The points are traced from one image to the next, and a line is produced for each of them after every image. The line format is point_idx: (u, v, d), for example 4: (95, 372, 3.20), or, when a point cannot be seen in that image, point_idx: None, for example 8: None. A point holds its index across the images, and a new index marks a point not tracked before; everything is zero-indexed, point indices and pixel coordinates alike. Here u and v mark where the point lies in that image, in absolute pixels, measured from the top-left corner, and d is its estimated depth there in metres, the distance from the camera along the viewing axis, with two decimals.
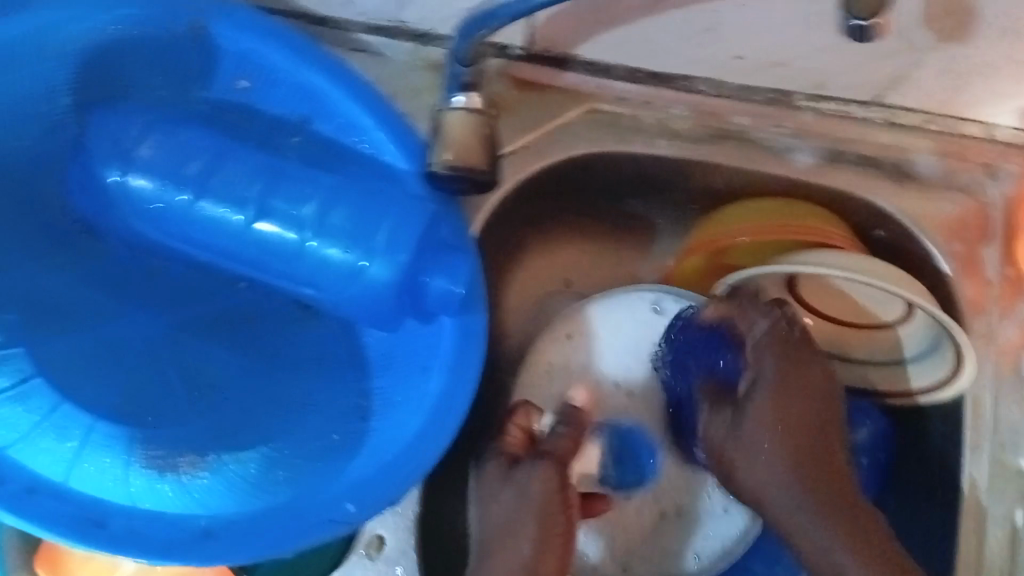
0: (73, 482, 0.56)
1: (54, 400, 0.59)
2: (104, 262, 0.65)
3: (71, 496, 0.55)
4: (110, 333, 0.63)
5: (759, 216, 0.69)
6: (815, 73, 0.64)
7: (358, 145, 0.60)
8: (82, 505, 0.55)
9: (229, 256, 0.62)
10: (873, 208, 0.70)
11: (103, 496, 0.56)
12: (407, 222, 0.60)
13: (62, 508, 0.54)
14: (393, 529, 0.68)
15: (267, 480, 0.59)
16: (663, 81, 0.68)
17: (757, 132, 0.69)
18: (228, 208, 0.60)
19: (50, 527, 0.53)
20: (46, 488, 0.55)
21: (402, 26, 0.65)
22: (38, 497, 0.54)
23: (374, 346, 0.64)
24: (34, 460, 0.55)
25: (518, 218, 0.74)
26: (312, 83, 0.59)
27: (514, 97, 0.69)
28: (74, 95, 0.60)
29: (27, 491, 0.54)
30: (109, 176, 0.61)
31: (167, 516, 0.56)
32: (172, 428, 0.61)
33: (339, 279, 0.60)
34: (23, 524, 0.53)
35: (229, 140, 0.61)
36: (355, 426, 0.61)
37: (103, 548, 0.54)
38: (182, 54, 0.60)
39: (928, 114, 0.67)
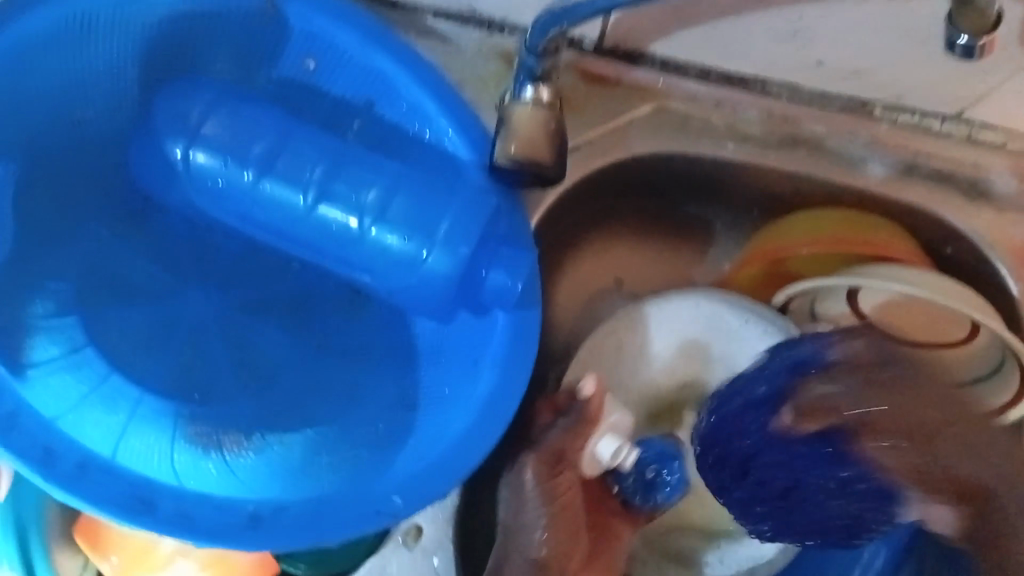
0: (120, 457, 0.54)
1: (104, 371, 0.57)
2: (159, 237, 0.63)
3: (120, 473, 0.53)
4: (165, 308, 0.62)
5: (823, 228, 0.68)
6: (896, 83, 0.62)
7: (421, 132, 0.60)
8: (135, 485, 0.53)
9: (288, 239, 0.60)
10: (943, 224, 0.67)
11: (150, 476, 0.54)
12: (468, 213, 0.58)
13: (113, 489, 0.52)
14: (433, 520, 0.66)
15: (312, 465, 0.58)
16: (736, 82, 0.66)
17: (832, 139, 0.67)
18: (290, 190, 0.58)
19: (98, 505, 0.51)
20: (97, 464, 0.52)
21: (472, 11, 0.64)
22: (89, 474, 0.52)
23: (424, 337, 0.62)
24: (81, 433, 0.53)
25: (576, 215, 0.72)
26: (380, 68, 0.58)
27: (582, 91, 0.68)
28: (140, 68, 0.58)
29: (79, 467, 0.52)
30: (175, 151, 0.59)
31: (213, 497, 0.54)
32: (220, 406, 0.60)
33: (395, 267, 0.58)
34: (72, 502, 0.51)
35: (294, 121, 0.59)
36: (401, 417, 0.60)
37: (153, 528, 0.51)
38: (253, 31, 0.59)
39: (1009, 132, 0.64)
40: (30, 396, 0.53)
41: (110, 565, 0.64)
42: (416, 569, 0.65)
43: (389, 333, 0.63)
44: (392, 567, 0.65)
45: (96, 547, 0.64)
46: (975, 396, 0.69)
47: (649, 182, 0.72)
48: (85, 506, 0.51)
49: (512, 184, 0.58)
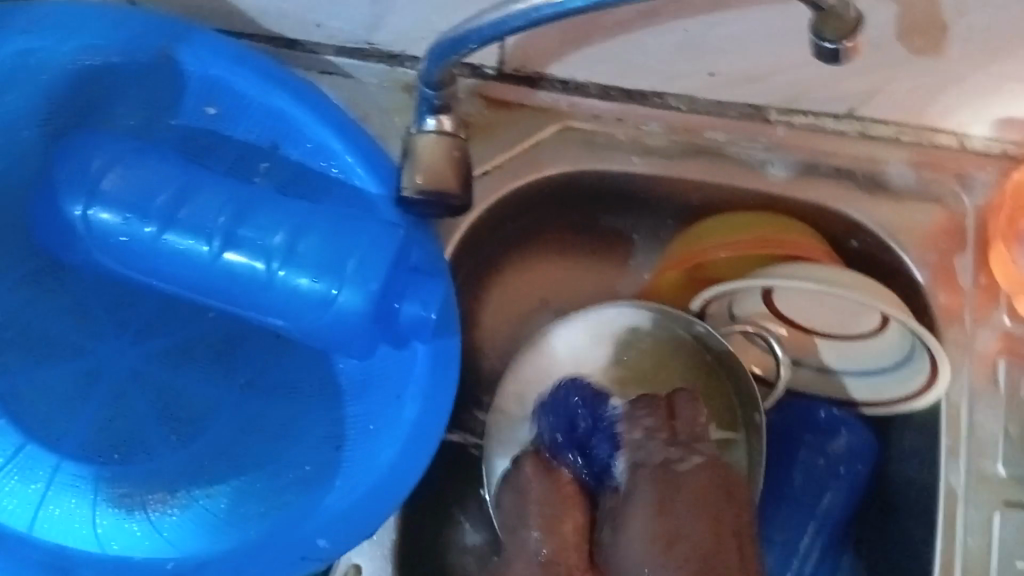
0: (38, 531, 0.56)
1: (19, 440, 0.58)
2: (73, 291, 0.62)
3: (38, 543, 0.55)
4: (82, 364, 0.61)
5: (735, 228, 0.69)
6: (786, 89, 0.64)
7: (328, 169, 0.60)
8: (52, 552, 0.55)
9: (199, 289, 0.59)
10: (847, 219, 0.70)
11: (67, 543, 0.56)
12: (375, 249, 0.57)
13: (30, 555, 0.55)
14: (370, 557, 0.66)
15: (238, 513, 0.58)
16: (635, 98, 0.67)
17: (731, 146, 0.69)
18: (194, 239, 0.57)
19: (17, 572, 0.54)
20: (10, 536, 0.55)
21: (370, 48, 0.64)
22: (2, 546, 0.55)
23: (349, 372, 0.62)
24: (2, 507, 0.56)
25: (493, 239, 0.73)
26: (281, 108, 0.59)
27: (487, 117, 0.69)
28: (44, 126, 0.59)
29: None
30: (74, 211, 0.58)
31: (134, 563, 0.56)
32: (145, 461, 0.60)
33: (308, 309, 0.58)
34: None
35: (198, 169, 0.59)
36: (328, 456, 0.59)
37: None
38: (151, 79, 0.59)
39: (900, 126, 0.66)
40: None
41: None
42: None
43: (315, 373, 0.62)
44: None
45: None
46: (893, 381, 0.71)
47: (564, 200, 0.72)
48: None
49: (423, 215, 0.58)
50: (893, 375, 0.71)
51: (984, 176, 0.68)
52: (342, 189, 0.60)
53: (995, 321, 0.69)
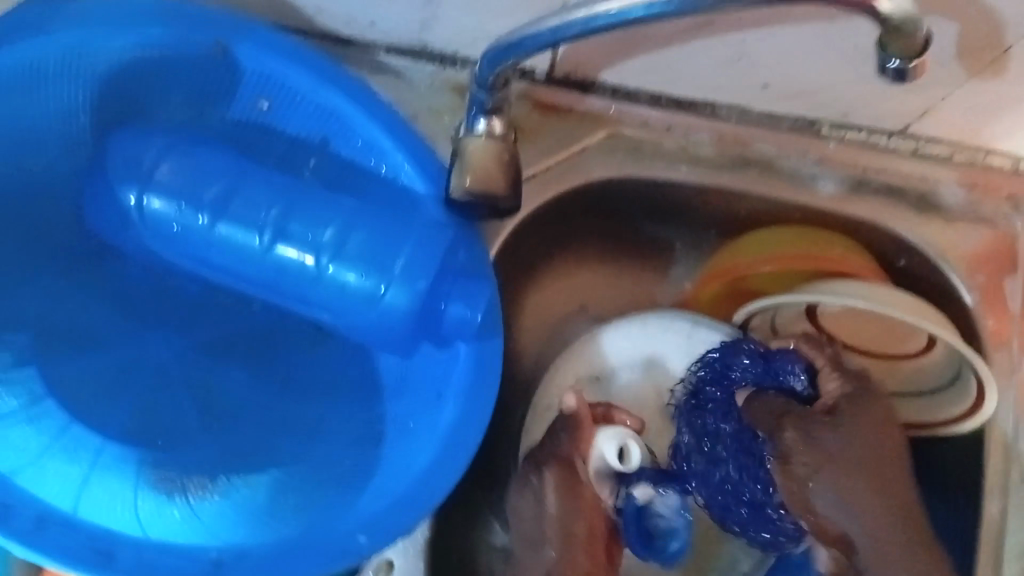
0: (80, 512, 0.54)
1: (64, 421, 0.58)
2: (118, 278, 0.63)
3: (80, 526, 0.53)
4: (125, 353, 0.62)
5: (781, 243, 0.68)
6: (839, 103, 0.63)
7: (376, 168, 0.60)
8: (94, 536, 0.53)
9: (247, 280, 0.60)
10: (895, 237, 0.69)
11: (111, 527, 0.54)
12: (426, 246, 0.58)
13: (73, 541, 0.52)
14: (404, 555, 0.65)
15: (278, 506, 0.58)
16: (685, 107, 0.68)
17: (781, 159, 0.68)
18: (246, 231, 0.58)
19: (59, 559, 0.51)
20: (56, 518, 0.53)
21: (423, 48, 0.65)
22: (46, 531, 0.52)
23: (387, 371, 0.62)
24: (43, 487, 0.54)
25: (535, 244, 0.72)
26: (335, 104, 0.59)
27: (535, 121, 0.69)
28: (92, 115, 0.59)
29: (37, 523, 0.52)
30: (127, 198, 0.59)
31: (177, 547, 0.55)
32: (185, 450, 0.60)
33: (355, 305, 0.59)
34: (35, 556, 0.51)
35: (250, 164, 0.59)
36: (366, 453, 0.60)
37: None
38: (208, 71, 0.60)
39: (953, 146, 0.66)
40: None
41: None
42: None
43: (354, 368, 0.63)
44: None
45: None
46: (943, 404, 0.70)
47: (610, 206, 0.72)
48: (49, 562, 0.51)
49: (469, 216, 0.58)
50: (942, 398, 0.70)
51: None
52: (391, 189, 0.60)
53: None
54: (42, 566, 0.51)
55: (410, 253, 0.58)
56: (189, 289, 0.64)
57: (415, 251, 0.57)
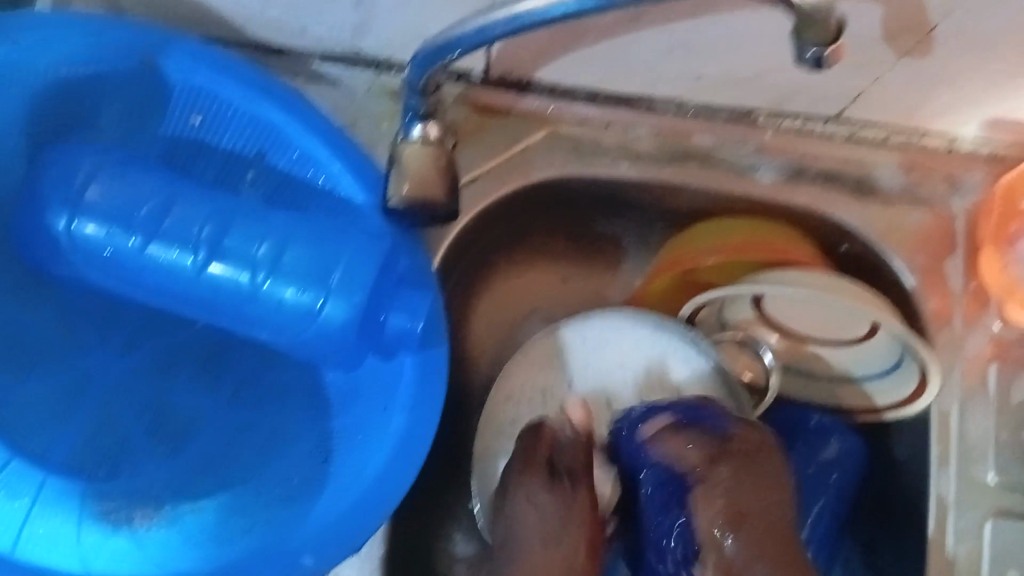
0: (20, 551, 0.54)
1: (3, 456, 0.56)
2: (57, 302, 0.61)
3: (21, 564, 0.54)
4: (68, 377, 0.60)
5: (724, 233, 0.69)
6: (774, 91, 0.63)
7: (314, 178, 0.59)
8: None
9: (182, 301, 0.59)
10: (837, 223, 0.69)
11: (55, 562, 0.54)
12: (363, 261, 0.57)
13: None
14: (360, 571, 0.64)
15: (226, 529, 0.57)
16: (625, 101, 0.67)
17: (720, 150, 0.68)
18: (179, 250, 0.57)
19: None
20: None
21: (357, 55, 0.64)
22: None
23: (335, 383, 0.61)
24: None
25: (483, 246, 0.72)
26: (268, 116, 0.58)
27: (474, 124, 0.68)
28: (22, 137, 0.58)
29: None
30: (58, 223, 0.57)
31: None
32: (131, 475, 0.59)
33: (295, 320, 0.57)
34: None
35: (182, 180, 0.58)
36: (318, 468, 0.59)
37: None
38: (137, 86, 0.58)
39: (890, 128, 0.66)
40: None
41: None
42: None
43: (304, 383, 0.62)
44: None
45: None
46: (892, 385, 0.70)
47: (555, 206, 0.72)
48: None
49: (409, 225, 0.58)
50: (891, 379, 0.70)
51: (974, 178, 0.68)
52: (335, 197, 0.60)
53: (984, 324, 0.69)
54: None
55: (343, 263, 0.57)
56: (132, 311, 0.63)
57: (346, 263, 0.57)
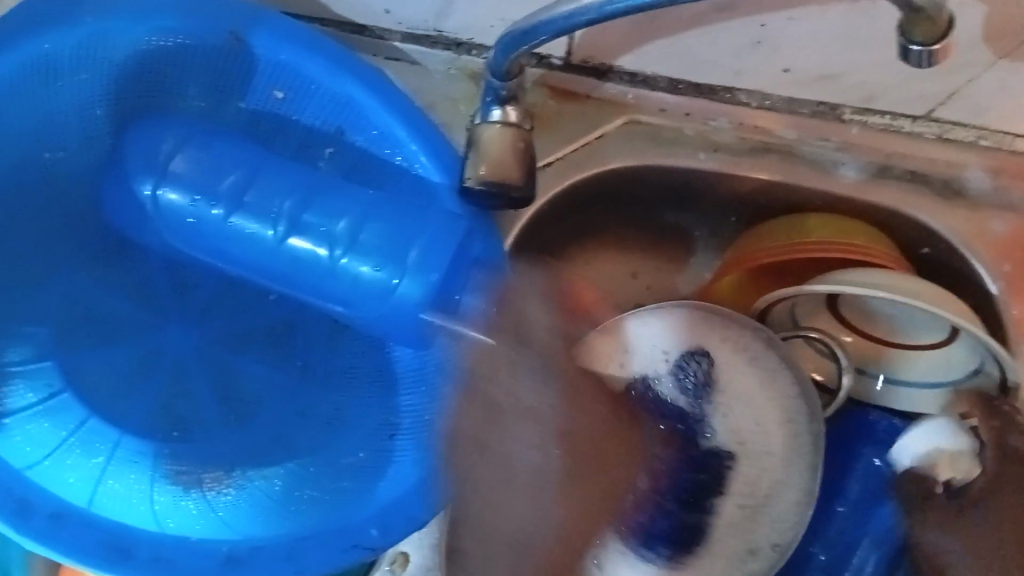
0: (96, 507, 0.54)
1: (82, 414, 0.57)
2: (139, 272, 0.62)
3: (97, 522, 0.54)
4: (146, 348, 0.61)
5: (802, 231, 0.67)
6: (863, 88, 0.62)
7: (392, 158, 0.60)
8: (110, 531, 0.54)
9: (257, 271, 0.60)
10: (917, 224, 0.67)
11: (126, 521, 0.55)
12: (440, 240, 0.58)
13: (91, 537, 0.53)
14: (418, 546, 0.64)
15: (291, 500, 0.58)
16: (705, 92, 0.66)
17: (801, 145, 0.67)
18: (260, 224, 0.58)
19: (73, 555, 0.52)
20: (73, 513, 0.53)
21: (438, 35, 0.63)
22: (66, 525, 0.53)
23: (403, 362, 0.62)
24: (58, 484, 0.54)
25: (555, 232, 0.72)
26: (350, 95, 0.59)
27: (551, 108, 0.69)
28: (108, 109, 0.58)
29: (53, 517, 0.53)
30: (142, 190, 0.58)
31: (191, 543, 0.55)
32: (204, 442, 0.59)
33: (372, 297, 0.58)
34: (55, 554, 0.52)
35: (265, 155, 0.59)
36: (384, 444, 0.61)
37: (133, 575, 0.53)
38: (221, 63, 0.59)
39: (980, 130, 0.64)
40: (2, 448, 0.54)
41: None
42: None
43: (372, 360, 0.62)
44: None
45: None
46: (963, 392, 0.69)
47: (629, 196, 0.71)
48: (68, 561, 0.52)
49: (485, 206, 0.59)
50: (962, 386, 0.69)
51: None
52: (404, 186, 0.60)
53: None
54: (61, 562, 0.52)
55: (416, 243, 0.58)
56: (205, 286, 0.63)
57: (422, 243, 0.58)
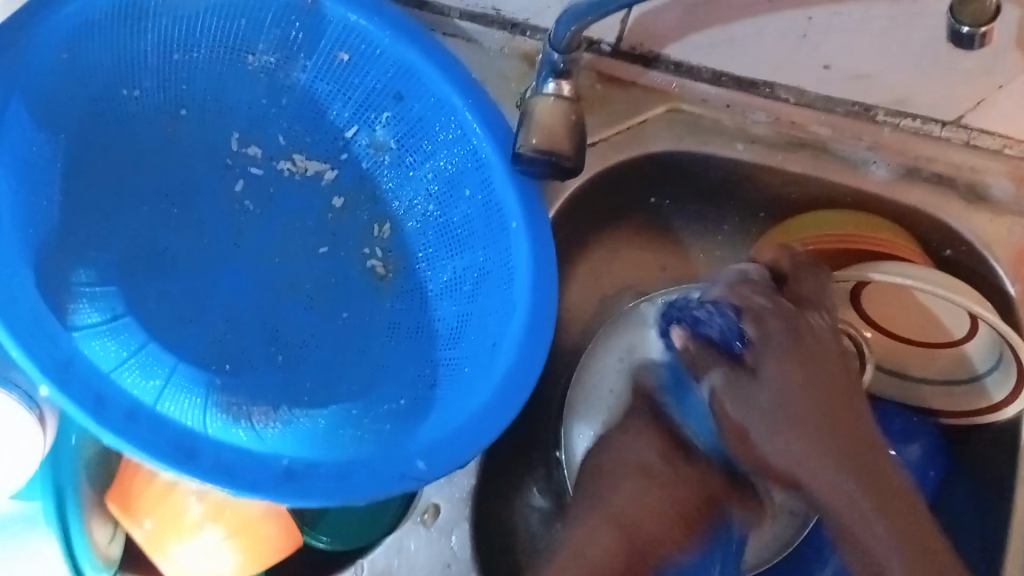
0: (162, 407, 0.54)
1: (143, 339, 0.60)
2: (196, 212, 0.65)
3: (168, 425, 0.52)
4: (200, 284, 0.65)
5: (830, 224, 0.70)
6: (897, 89, 0.64)
7: (448, 122, 0.62)
8: (177, 434, 0.51)
9: (439, 226, 0.65)
10: (944, 227, 0.70)
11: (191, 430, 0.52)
12: (481, 214, 0.63)
13: (159, 438, 0.50)
14: (449, 499, 0.65)
15: (336, 435, 0.60)
16: (746, 86, 0.69)
17: (835, 142, 0.70)
18: (322, 148, 0.66)
19: (148, 451, 0.49)
20: (147, 413, 0.51)
21: (496, 15, 0.67)
22: (138, 421, 0.51)
23: (445, 320, 0.64)
24: (128, 384, 0.54)
25: (591, 216, 0.75)
26: (410, 60, 0.61)
27: (598, 91, 0.71)
28: (183, 53, 0.61)
29: (127, 415, 0.51)
30: (234, 89, 0.64)
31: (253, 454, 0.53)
32: (250, 378, 0.62)
33: (471, 222, 0.64)
34: (116, 446, 0.49)
35: (337, 92, 0.64)
36: (423, 394, 0.62)
37: (196, 477, 0.50)
38: (290, 18, 0.60)
39: (1007, 139, 0.66)
40: (87, 347, 0.54)
41: (143, 530, 0.60)
42: (435, 548, 0.64)
43: (414, 317, 0.65)
44: (410, 544, 0.64)
45: (127, 512, 0.61)
46: (981, 390, 0.68)
47: (667, 179, 0.74)
48: (131, 451, 0.49)
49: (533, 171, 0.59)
50: (981, 385, 0.68)
51: None
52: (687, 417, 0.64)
53: None
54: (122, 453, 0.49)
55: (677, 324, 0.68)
56: (259, 234, 0.66)
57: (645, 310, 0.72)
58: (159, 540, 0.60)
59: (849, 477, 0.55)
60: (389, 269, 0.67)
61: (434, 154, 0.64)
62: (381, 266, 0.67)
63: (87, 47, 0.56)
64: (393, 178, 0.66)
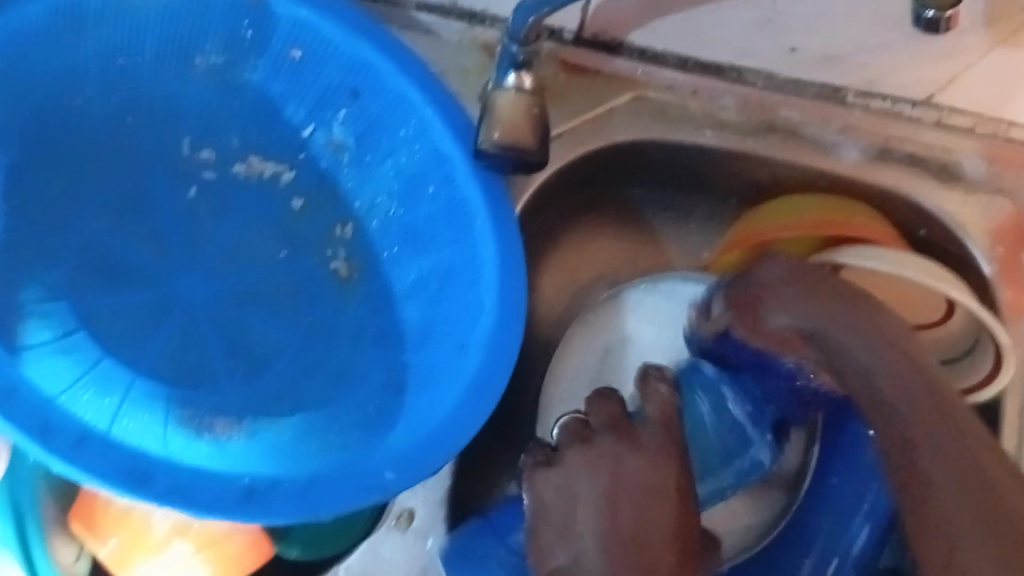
0: (117, 432, 0.54)
1: (96, 355, 0.59)
2: (151, 215, 0.63)
3: (117, 446, 0.53)
4: (159, 294, 0.62)
5: (804, 209, 0.68)
6: (866, 71, 0.63)
7: (408, 120, 0.60)
8: (131, 457, 0.52)
9: (404, 224, 0.63)
10: (917, 207, 0.69)
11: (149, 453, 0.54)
12: (444, 209, 0.61)
13: (114, 461, 0.52)
14: (424, 502, 0.64)
15: (303, 446, 0.59)
16: (712, 71, 0.66)
17: (805, 126, 0.68)
18: (279, 148, 0.64)
19: (100, 475, 0.51)
20: (96, 437, 0.53)
21: (452, 5, 0.65)
22: (87, 447, 0.52)
23: (412, 321, 0.63)
24: (79, 404, 0.54)
25: (561, 207, 0.73)
26: (364, 57, 0.59)
27: (561, 81, 0.69)
28: (130, 58, 0.59)
29: (78, 440, 0.52)
30: (185, 91, 0.62)
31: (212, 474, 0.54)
32: (212, 393, 0.61)
33: (437, 219, 0.62)
34: (73, 474, 0.50)
35: (293, 91, 0.62)
36: (392, 399, 0.60)
37: (152, 501, 0.51)
38: (240, 17, 0.59)
39: (978, 116, 0.65)
40: (36, 372, 0.54)
41: (109, 550, 0.59)
42: (411, 552, 0.63)
43: (381, 321, 0.63)
44: (385, 550, 0.63)
45: (92, 533, 0.59)
46: (964, 370, 0.66)
47: (635, 167, 0.72)
48: (88, 480, 0.50)
49: (498, 166, 0.58)
50: (964, 363, 0.67)
51: None
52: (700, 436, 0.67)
53: None
54: (80, 483, 0.51)
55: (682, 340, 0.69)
56: (219, 239, 0.64)
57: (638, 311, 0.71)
58: (125, 558, 0.59)
59: (868, 359, 0.57)
60: (352, 271, 0.65)
61: (395, 151, 0.62)
62: (348, 270, 0.65)
63: (20, 66, 0.55)
64: (355, 176, 0.64)
